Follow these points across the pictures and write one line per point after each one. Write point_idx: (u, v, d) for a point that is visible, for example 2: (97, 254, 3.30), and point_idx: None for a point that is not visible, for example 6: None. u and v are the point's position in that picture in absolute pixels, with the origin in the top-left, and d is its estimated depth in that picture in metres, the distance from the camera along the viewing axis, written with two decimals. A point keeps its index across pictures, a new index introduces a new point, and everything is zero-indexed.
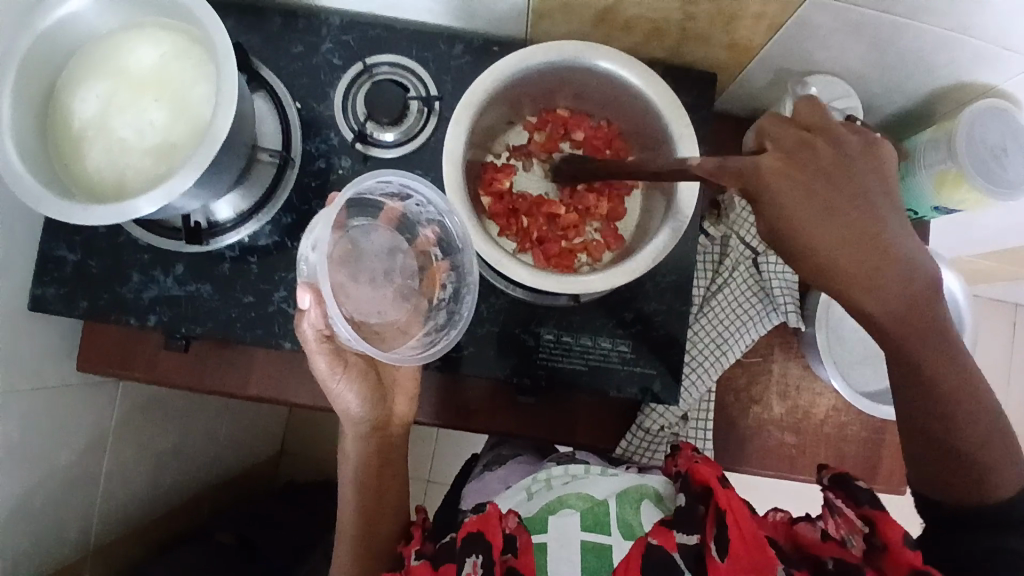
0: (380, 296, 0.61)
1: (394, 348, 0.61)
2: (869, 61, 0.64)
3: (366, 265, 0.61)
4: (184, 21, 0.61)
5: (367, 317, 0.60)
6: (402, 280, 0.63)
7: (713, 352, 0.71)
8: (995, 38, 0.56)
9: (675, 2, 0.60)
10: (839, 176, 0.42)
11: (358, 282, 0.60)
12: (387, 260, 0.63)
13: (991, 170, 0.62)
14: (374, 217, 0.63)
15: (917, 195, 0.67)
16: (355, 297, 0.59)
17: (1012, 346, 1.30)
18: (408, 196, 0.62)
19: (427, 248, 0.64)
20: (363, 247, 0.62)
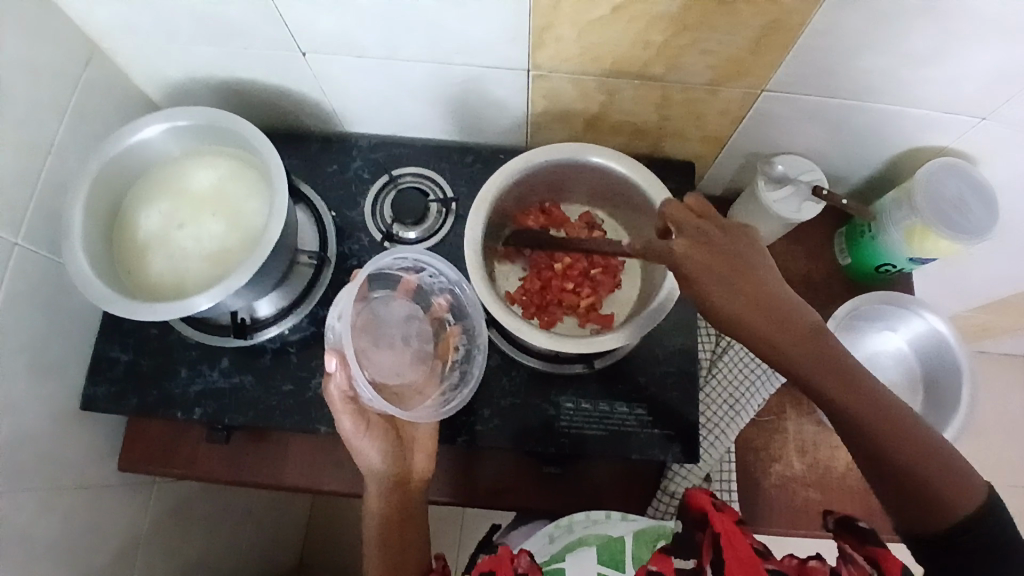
0: (399, 359, 0.67)
1: (416, 406, 0.66)
2: (824, 141, 0.74)
3: (386, 332, 0.68)
4: (237, 149, 0.72)
5: (386, 378, 0.65)
6: (419, 344, 0.70)
7: (727, 412, 0.74)
8: (929, 106, 0.66)
9: (650, 106, 0.72)
10: (722, 257, 0.51)
11: (379, 348, 0.67)
12: (404, 327, 0.70)
13: (952, 220, 0.69)
14: (392, 289, 0.71)
15: (892, 249, 0.74)
16: (376, 361, 0.65)
17: None
18: (422, 268, 0.71)
19: (440, 315, 0.72)
20: (382, 316, 0.69)
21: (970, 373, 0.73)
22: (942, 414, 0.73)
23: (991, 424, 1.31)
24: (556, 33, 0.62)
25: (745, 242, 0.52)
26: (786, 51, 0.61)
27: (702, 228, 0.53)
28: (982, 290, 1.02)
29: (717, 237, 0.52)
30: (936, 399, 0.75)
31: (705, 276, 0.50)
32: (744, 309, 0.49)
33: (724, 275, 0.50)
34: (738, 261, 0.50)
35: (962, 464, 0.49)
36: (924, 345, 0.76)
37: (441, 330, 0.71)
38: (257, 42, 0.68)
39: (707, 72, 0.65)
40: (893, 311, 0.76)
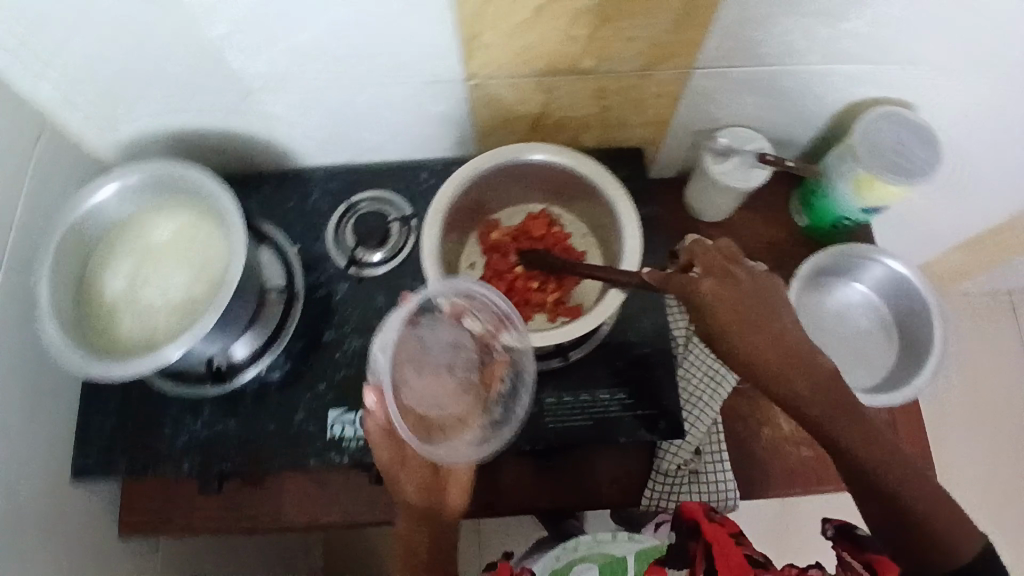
0: (440, 389, 0.65)
1: (455, 439, 0.64)
2: (763, 109, 0.76)
3: (429, 361, 0.66)
4: (193, 198, 0.73)
5: (428, 410, 0.64)
6: (463, 373, 0.66)
7: (708, 383, 0.75)
8: (853, 61, 0.68)
9: (590, 99, 0.73)
10: (743, 305, 0.53)
11: (420, 378, 0.65)
12: (449, 354, 0.67)
13: (896, 164, 0.71)
14: (439, 312, 0.67)
15: (842, 202, 0.76)
16: (417, 392, 0.64)
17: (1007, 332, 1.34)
18: (470, 293, 0.66)
19: (488, 341, 0.67)
20: (427, 345, 0.67)
21: (937, 308, 0.74)
22: (916, 351, 0.75)
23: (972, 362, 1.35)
24: (483, 42, 0.64)
25: (772, 294, 0.55)
26: (707, 28, 0.63)
27: (731, 272, 0.55)
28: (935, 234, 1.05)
29: (742, 280, 0.54)
30: (909, 339, 0.77)
31: (731, 320, 0.53)
32: (762, 353, 0.53)
33: (745, 313, 0.53)
34: (758, 303, 0.54)
35: (962, 509, 0.54)
36: (887, 290, 0.78)
37: (491, 362, 0.67)
38: (199, 92, 0.69)
39: (636, 59, 0.67)
40: (853, 262, 0.78)
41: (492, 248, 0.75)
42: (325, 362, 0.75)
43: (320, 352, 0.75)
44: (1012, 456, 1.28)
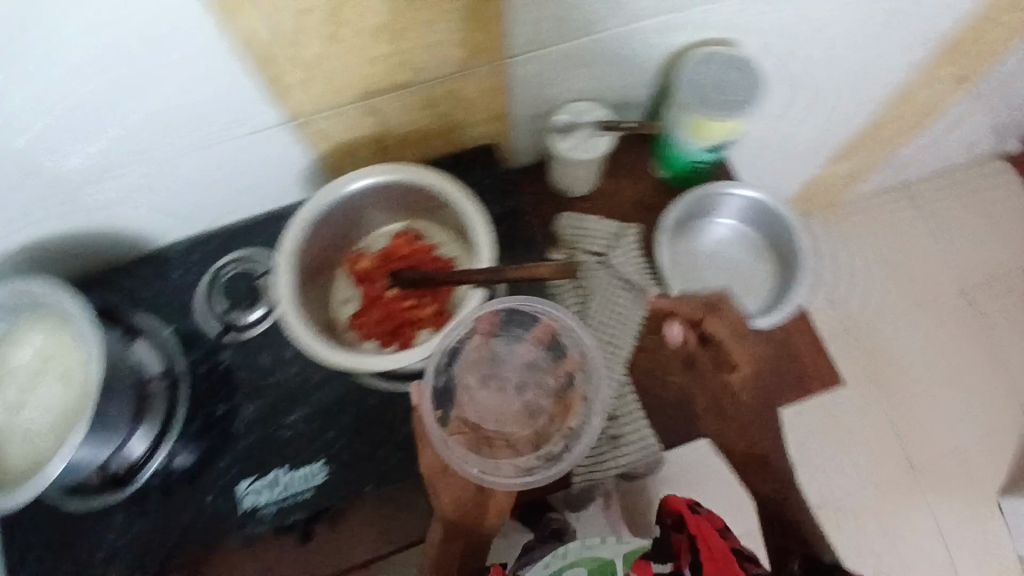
0: (503, 404, 0.72)
1: (502, 460, 0.68)
2: (592, 79, 0.77)
3: (501, 374, 0.73)
4: (47, 309, 0.70)
5: (484, 421, 0.71)
6: (531, 395, 0.73)
7: (608, 349, 0.78)
8: (656, 13, 0.69)
9: (419, 110, 0.73)
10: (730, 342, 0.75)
11: (484, 389, 0.73)
12: (523, 371, 0.74)
13: (724, 103, 0.73)
14: (524, 332, 0.73)
15: (684, 145, 0.78)
16: (481, 400, 0.72)
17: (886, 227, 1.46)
18: (552, 316, 0.71)
19: (569, 369, 0.72)
20: (503, 357, 0.74)
21: (794, 220, 0.83)
22: (790, 263, 0.85)
23: (853, 262, 1.45)
24: (295, 79, 0.63)
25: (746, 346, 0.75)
26: (500, 17, 0.63)
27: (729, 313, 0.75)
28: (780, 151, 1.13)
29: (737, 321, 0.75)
30: (781, 252, 0.86)
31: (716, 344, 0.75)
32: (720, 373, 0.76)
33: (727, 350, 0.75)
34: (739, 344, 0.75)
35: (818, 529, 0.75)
36: (749, 217, 0.86)
37: (569, 394, 0.71)
38: (17, 201, 0.66)
39: (446, 63, 0.67)
40: (713, 203, 0.84)
41: (361, 279, 0.73)
42: (225, 434, 0.73)
43: (218, 425, 0.73)
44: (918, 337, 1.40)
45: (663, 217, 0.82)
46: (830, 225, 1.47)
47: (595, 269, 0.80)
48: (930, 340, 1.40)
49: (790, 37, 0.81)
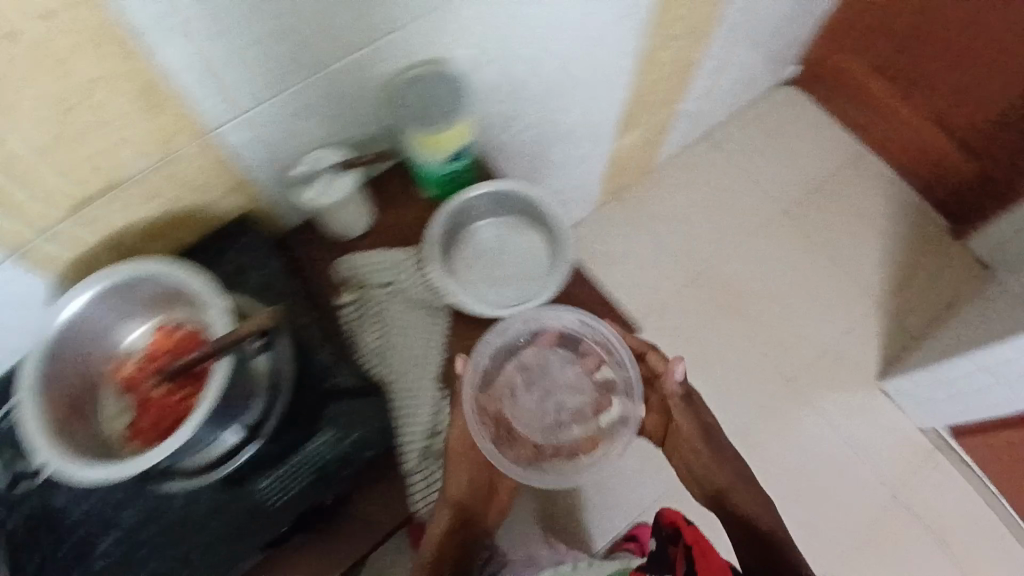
0: (539, 411, 0.83)
1: (515, 452, 0.81)
2: (319, 127, 0.77)
3: (543, 384, 0.84)
4: None
5: (525, 421, 0.83)
6: (564, 413, 0.84)
7: (414, 373, 0.77)
8: (348, 51, 0.71)
9: (146, 202, 0.72)
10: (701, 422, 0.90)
11: (524, 393, 0.84)
12: (563, 390, 0.85)
13: (438, 116, 0.79)
14: (568, 353, 0.84)
15: (429, 164, 0.81)
16: (520, 403, 0.83)
17: (687, 180, 1.73)
18: (595, 338, 0.82)
19: (602, 405, 0.84)
20: (550, 372, 0.85)
21: (542, 195, 0.82)
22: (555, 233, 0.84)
23: (682, 220, 1.69)
24: (22, 194, 0.61)
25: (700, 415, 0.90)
26: (177, 96, 0.63)
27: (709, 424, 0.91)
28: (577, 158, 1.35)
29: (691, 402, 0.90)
30: (546, 226, 0.85)
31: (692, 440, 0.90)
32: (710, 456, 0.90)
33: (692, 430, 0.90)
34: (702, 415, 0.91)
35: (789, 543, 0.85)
36: (504, 206, 0.84)
37: (601, 430, 0.83)
38: None
39: (147, 151, 0.67)
40: (466, 208, 0.82)
41: (129, 387, 0.72)
42: None
43: None
44: (739, 258, 1.65)
45: (431, 221, 0.81)
46: (641, 191, 1.71)
47: (382, 296, 0.80)
48: (750, 257, 1.65)
49: (511, 56, 0.90)
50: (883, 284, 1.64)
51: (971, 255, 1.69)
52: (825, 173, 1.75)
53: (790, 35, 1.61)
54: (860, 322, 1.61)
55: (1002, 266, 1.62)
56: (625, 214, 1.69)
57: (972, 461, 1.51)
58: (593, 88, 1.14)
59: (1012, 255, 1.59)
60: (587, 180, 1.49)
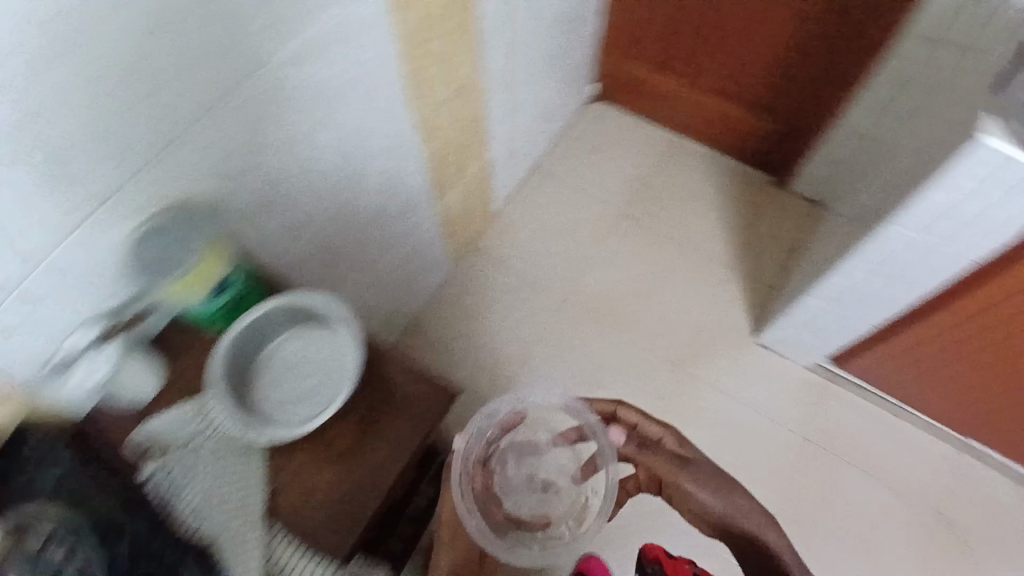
0: (524, 481, 0.96)
1: (499, 521, 0.90)
2: (64, 306, 0.76)
3: (530, 460, 0.98)
4: None
5: (510, 488, 0.95)
6: (549, 482, 0.97)
7: (234, 519, 0.73)
8: (63, 228, 0.69)
9: None
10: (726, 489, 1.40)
11: (511, 465, 0.97)
12: (551, 466, 0.99)
13: (183, 263, 0.80)
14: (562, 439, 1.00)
15: (197, 306, 0.80)
16: (507, 471, 0.96)
17: (527, 219, 1.84)
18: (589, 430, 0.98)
19: (579, 480, 0.98)
20: (537, 448, 1.00)
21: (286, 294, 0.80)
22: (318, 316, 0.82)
23: (534, 254, 1.80)
24: None
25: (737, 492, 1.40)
26: None
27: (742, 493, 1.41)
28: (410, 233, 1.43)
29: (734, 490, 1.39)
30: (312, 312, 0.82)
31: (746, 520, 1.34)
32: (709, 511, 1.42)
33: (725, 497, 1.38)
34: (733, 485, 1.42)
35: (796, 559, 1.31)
36: (272, 320, 0.82)
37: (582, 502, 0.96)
38: None
39: None
40: (240, 346, 0.79)
41: None
42: None
43: None
44: (592, 273, 1.77)
45: (212, 354, 0.77)
46: (490, 242, 1.81)
47: (184, 450, 0.76)
48: (601, 268, 1.78)
49: (267, 171, 0.92)
50: (728, 249, 1.79)
51: (801, 198, 1.84)
52: (650, 170, 1.91)
53: (574, 65, 1.80)
54: (722, 290, 1.74)
55: (825, 202, 1.78)
56: (485, 265, 1.78)
57: (863, 382, 1.60)
58: (390, 172, 1.21)
59: (825, 190, 1.77)
60: (428, 244, 1.52)
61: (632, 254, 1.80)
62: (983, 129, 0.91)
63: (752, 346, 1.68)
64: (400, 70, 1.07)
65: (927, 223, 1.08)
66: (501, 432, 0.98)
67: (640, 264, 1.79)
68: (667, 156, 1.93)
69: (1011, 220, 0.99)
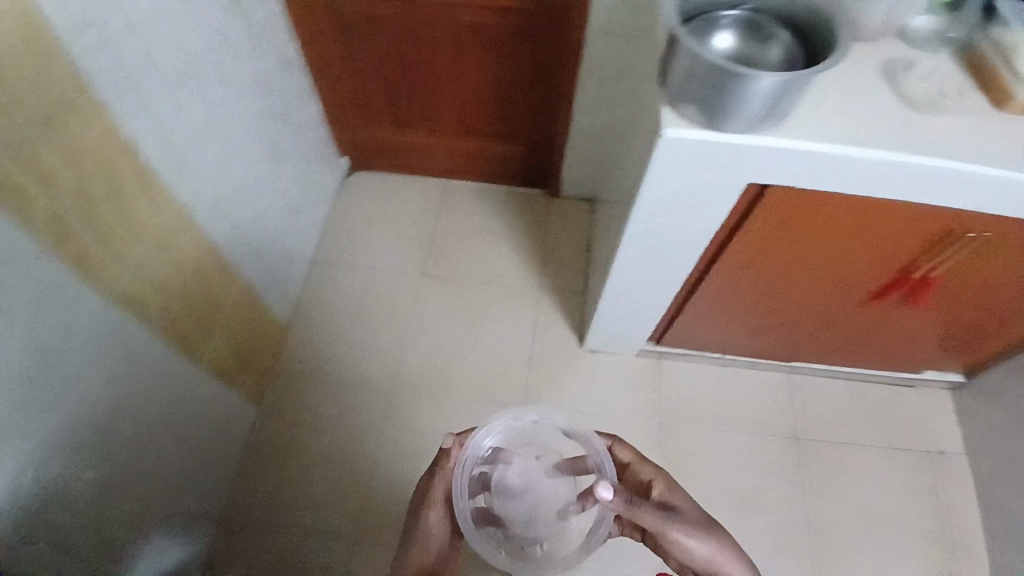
0: (527, 491, 0.95)
1: (491, 527, 0.93)
2: None
3: (539, 475, 0.97)
4: None
5: (511, 494, 0.94)
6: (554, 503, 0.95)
7: None
8: None
9: None
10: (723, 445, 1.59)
11: (517, 465, 0.96)
12: (555, 487, 0.97)
13: None
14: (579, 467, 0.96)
15: None
16: (515, 469, 0.96)
17: (328, 317, 1.73)
18: (603, 464, 0.94)
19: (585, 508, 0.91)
20: (542, 471, 0.97)
21: None
22: None
23: (346, 350, 1.69)
24: None
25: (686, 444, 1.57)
26: None
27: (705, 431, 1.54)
28: (182, 395, 1.26)
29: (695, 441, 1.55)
30: None
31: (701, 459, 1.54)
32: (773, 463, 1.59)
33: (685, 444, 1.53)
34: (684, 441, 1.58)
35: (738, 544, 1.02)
36: None
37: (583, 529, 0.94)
38: None
39: None
40: None
41: None
42: None
43: None
44: (414, 344, 1.71)
45: None
46: (296, 356, 1.68)
47: None
48: (420, 335, 1.72)
49: None
50: (529, 271, 1.81)
51: (575, 199, 1.92)
52: (432, 222, 1.89)
53: (310, 149, 1.72)
54: (539, 311, 1.76)
55: (596, 194, 1.86)
56: (299, 383, 1.65)
57: (685, 348, 1.66)
58: (115, 356, 1.04)
59: (591, 185, 1.86)
60: (207, 391, 1.35)
61: (444, 312, 1.75)
62: (663, 127, 0.95)
63: (584, 354, 1.70)
64: (64, 249, 0.90)
65: (659, 215, 1.13)
66: (515, 439, 0.99)
67: (456, 317, 1.75)
68: (444, 203, 1.92)
69: (726, 189, 1.04)
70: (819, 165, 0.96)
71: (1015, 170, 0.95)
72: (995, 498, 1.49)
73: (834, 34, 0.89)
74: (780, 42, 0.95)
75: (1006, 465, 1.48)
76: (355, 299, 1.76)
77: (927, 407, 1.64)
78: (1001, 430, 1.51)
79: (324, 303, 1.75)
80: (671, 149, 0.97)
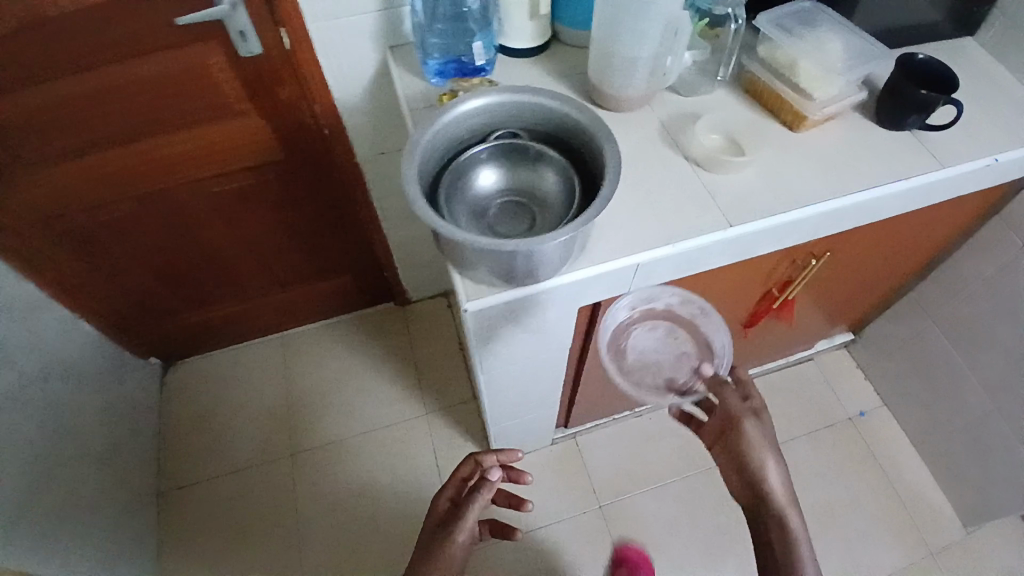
0: (654, 351, 0.99)
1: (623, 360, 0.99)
2: None
3: (673, 345, 1.00)
4: None
5: (636, 349, 0.99)
6: (664, 367, 0.97)
7: None
8: None
9: None
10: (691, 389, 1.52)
11: (652, 332, 1.01)
12: (676, 360, 0.98)
13: None
14: (694, 358, 0.98)
15: None
16: (645, 336, 1.01)
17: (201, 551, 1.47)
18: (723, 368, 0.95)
19: (688, 389, 0.92)
20: (669, 347, 0.99)
21: None
22: None
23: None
24: None
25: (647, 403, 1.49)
26: None
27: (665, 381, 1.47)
28: None
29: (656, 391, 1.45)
30: None
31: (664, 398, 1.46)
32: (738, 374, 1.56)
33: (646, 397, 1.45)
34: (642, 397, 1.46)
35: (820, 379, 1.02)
36: None
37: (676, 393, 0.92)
38: None
39: None
40: None
41: None
42: None
43: None
44: (312, 537, 1.48)
45: None
46: None
47: None
48: (316, 523, 1.50)
49: None
50: (409, 397, 1.64)
51: (427, 300, 1.78)
52: (288, 389, 1.66)
53: (104, 376, 1.45)
54: (437, 438, 1.59)
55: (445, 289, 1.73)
56: None
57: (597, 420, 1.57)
58: None
59: (436, 283, 1.72)
60: None
61: (334, 486, 1.54)
62: (464, 302, 0.80)
63: None
64: None
65: (505, 364, 0.99)
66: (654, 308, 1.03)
67: (349, 485, 1.54)
68: (292, 361, 1.70)
69: (559, 324, 0.92)
70: (636, 275, 0.86)
71: (837, 200, 0.88)
72: (924, 438, 1.52)
73: (601, 151, 0.79)
74: (553, 165, 0.84)
75: (920, 404, 1.51)
76: (227, 514, 1.51)
77: (832, 374, 1.65)
78: (902, 373, 1.54)
79: (192, 536, 1.49)
80: (482, 316, 0.83)
